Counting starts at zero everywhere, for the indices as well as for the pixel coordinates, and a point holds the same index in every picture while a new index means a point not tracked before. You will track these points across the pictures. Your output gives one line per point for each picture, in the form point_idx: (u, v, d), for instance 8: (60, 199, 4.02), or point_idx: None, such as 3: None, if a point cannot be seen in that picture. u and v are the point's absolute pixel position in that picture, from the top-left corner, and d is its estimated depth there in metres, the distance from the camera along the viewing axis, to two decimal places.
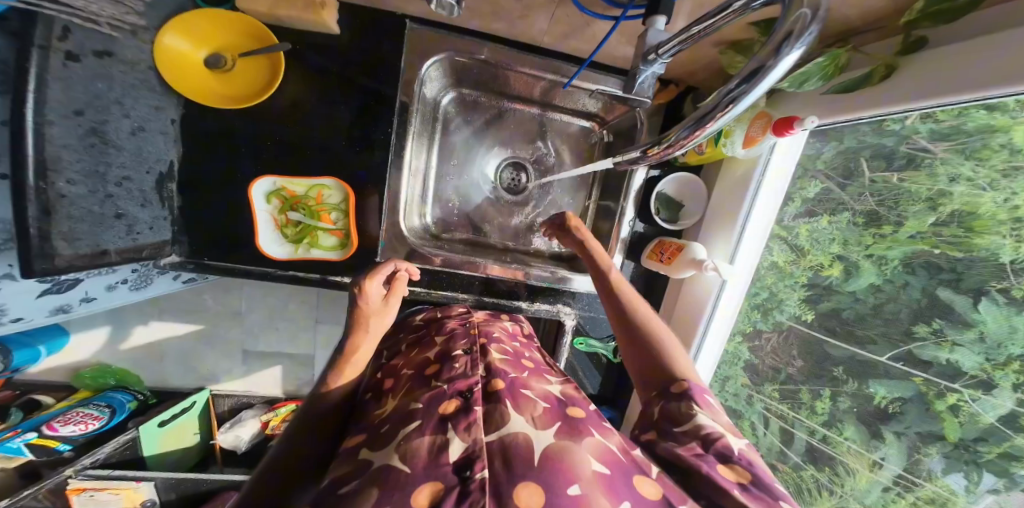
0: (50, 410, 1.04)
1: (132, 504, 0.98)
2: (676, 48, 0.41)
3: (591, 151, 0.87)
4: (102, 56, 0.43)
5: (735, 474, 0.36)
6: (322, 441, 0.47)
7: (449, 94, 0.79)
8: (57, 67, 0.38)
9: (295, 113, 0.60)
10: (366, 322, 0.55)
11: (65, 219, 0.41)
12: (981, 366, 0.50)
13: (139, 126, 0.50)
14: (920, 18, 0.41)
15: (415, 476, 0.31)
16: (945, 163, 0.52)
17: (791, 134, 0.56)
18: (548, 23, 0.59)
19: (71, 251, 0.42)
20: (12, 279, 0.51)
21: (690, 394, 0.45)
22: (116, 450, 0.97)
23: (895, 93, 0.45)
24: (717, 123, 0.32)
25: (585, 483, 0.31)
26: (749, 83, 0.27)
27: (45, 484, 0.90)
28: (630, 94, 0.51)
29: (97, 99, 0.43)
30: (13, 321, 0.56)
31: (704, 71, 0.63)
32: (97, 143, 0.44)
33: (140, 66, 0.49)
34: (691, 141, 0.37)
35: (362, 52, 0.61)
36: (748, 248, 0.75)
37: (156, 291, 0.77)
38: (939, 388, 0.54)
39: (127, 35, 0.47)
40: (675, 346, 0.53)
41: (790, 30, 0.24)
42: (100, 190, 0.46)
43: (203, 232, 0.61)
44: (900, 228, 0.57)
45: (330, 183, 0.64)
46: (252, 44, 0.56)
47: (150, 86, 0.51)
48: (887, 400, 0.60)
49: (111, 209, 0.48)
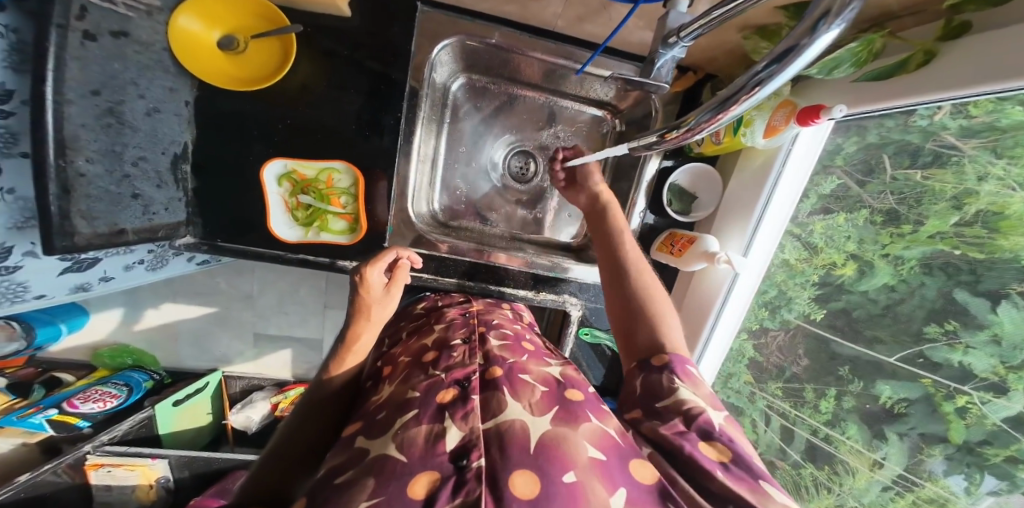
0: (70, 387, 1.08)
1: (148, 481, 1.01)
2: (698, 31, 0.38)
3: (602, 142, 0.86)
4: (118, 37, 0.43)
5: (715, 451, 0.35)
6: (326, 429, 0.50)
7: (459, 80, 0.78)
8: (75, 46, 0.37)
9: (305, 96, 0.60)
10: (369, 309, 0.57)
11: (84, 198, 0.41)
12: (994, 369, 0.49)
13: (154, 107, 0.51)
14: (965, 1, 0.38)
15: (411, 466, 0.32)
16: (973, 161, 0.49)
17: (816, 124, 0.53)
18: (563, 7, 0.57)
19: (89, 229, 0.43)
20: (35, 256, 0.53)
21: (670, 367, 0.45)
22: (133, 428, 1.00)
23: (931, 83, 0.43)
24: (743, 106, 0.29)
25: (580, 470, 0.31)
26: (778, 66, 0.23)
27: (65, 460, 0.91)
28: (647, 78, 0.48)
29: (113, 79, 0.43)
30: (36, 298, 0.58)
31: (726, 56, 0.60)
32: (113, 123, 0.44)
33: (154, 47, 0.49)
34: (712, 125, 0.35)
35: (372, 35, 0.60)
36: (765, 240, 0.72)
37: (172, 272, 0.79)
38: (948, 390, 0.54)
39: (143, 15, 0.47)
40: (668, 319, 0.52)
41: (827, 8, 0.20)
42: (117, 169, 0.47)
43: (216, 214, 0.62)
44: (921, 227, 0.55)
45: (340, 167, 0.64)
46: (264, 26, 0.55)
47: (164, 67, 0.51)
48: (892, 400, 0.60)
49: (128, 189, 0.49)
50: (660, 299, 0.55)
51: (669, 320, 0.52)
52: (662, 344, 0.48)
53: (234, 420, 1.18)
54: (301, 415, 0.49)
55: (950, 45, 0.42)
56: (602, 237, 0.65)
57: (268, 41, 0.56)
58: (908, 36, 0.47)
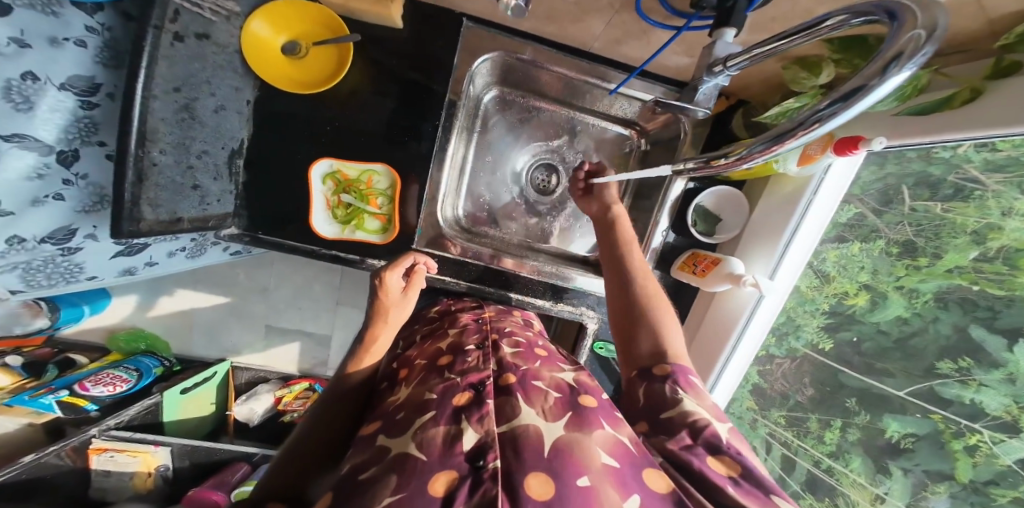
0: (83, 369, 1.10)
1: (148, 468, 1.00)
2: (743, 64, 0.41)
3: (625, 160, 0.88)
4: (201, 39, 0.47)
5: (725, 466, 0.35)
6: (344, 422, 0.51)
7: (491, 92, 0.80)
8: (166, 46, 0.41)
9: (354, 101, 0.63)
10: (387, 312, 0.62)
11: (154, 186, 0.44)
12: (1006, 408, 0.51)
13: (221, 105, 0.54)
14: (1018, 42, 0.37)
15: (430, 464, 0.32)
16: (999, 197, 0.50)
17: (853, 155, 0.53)
18: (603, 28, 0.59)
19: (153, 216, 0.46)
20: (94, 239, 0.59)
21: (673, 376, 0.45)
22: (140, 413, 1.02)
23: (979, 117, 0.41)
24: (799, 140, 0.30)
25: (594, 475, 0.31)
26: (842, 105, 0.24)
27: (71, 442, 0.91)
28: (687, 105, 0.52)
29: (192, 78, 0.47)
30: (88, 278, 0.64)
31: (762, 83, 0.63)
32: (186, 118, 0.47)
33: (229, 50, 0.53)
34: (765, 156, 0.36)
35: (419, 48, 0.64)
36: (793, 263, 0.69)
37: (209, 261, 0.83)
38: (958, 428, 0.55)
39: (223, 19, 0.50)
40: (670, 329, 0.53)
41: (901, 49, 0.21)
42: (184, 161, 0.49)
43: (260, 207, 0.64)
44: (937, 261, 0.57)
45: (380, 168, 0.66)
46: (326, 35, 0.59)
47: (234, 69, 0.55)
48: (900, 435, 0.62)
49: (190, 179, 0.51)
50: (663, 309, 0.56)
51: (671, 329, 0.53)
52: (664, 353, 0.49)
53: (237, 412, 1.17)
54: (322, 408, 0.50)
55: (998, 84, 0.41)
56: (609, 249, 0.67)
57: (327, 49, 0.60)
58: (952, 72, 0.46)
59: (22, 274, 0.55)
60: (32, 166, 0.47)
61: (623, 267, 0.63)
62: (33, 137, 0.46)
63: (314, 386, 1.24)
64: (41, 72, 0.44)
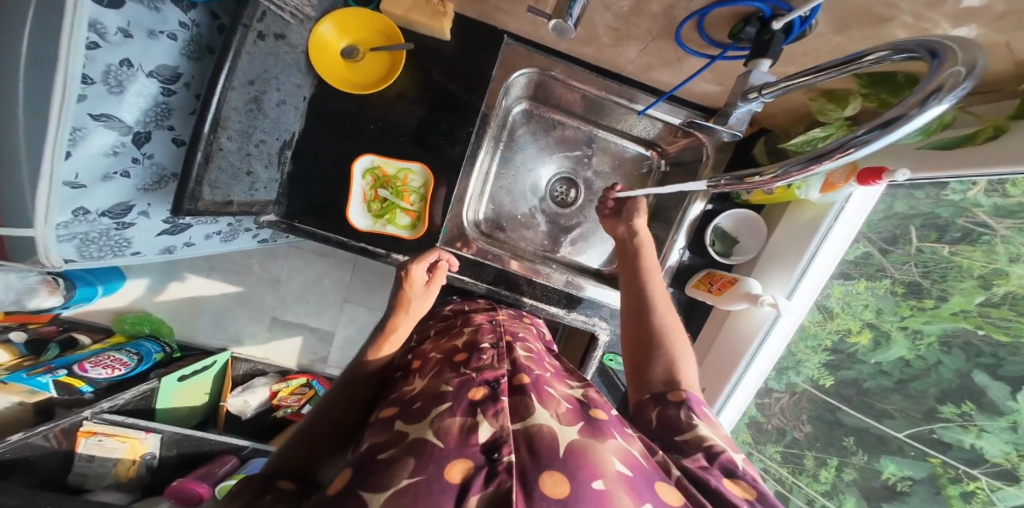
0: (84, 350, 1.09)
1: (134, 456, 0.94)
2: (780, 92, 0.45)
3: (642, 180, 0.90)
4: (278, 39, 0.53)
5: (740, 488, 0.33)
6: (354, 405, 0.52)
7: (520, 105, 0.83)
8: (249, 43, 0.47)
9: (398, 104, 0.67)
10: (409, 304, 0.64)
11: (216, 169, 0.50)
12: (1006, 456, 0.53)
13: (283, 100, 0.59)
14: None
15: (448, 451, 0.32)
16: (1006, 242, 0.53)
17: (876, 186, 0.56)
18: (637, 54, 0.63)
19: (210, 197, 0.51)
20: (146, 217, 0.64)
21: (687, 403, 0.45)
22: (135, 398, 0.99)
23: (1006, 152, 0.42)
24: (834, 163, 0.33)
25: (609, 480, 0.30)
26: (882, 131, 0.26)
27: (62, 423, 0.86)
28: (722, 126, 0.57)
29: (264, 73, 0.52)
30: (133, 254, 0.68)
31: (786, 113, 0.66)
32: (253, 109, 0.53)
33: (297, 50, 0.58)
34: (801, 175, 0.38)
35: (463, 61, 0.68)
36: (811, 285, 0.69)
37: (239, 246, 0.87)
38: (957, 473, 0.58)
39: (299, 22, 0.56)
40: (685, 361, 0.53)
41: (940, 84, 0.23)
42: (243, 148, 0.54)
43: (301, 195, 0.67)
44: (942, 304, 0.59)
45: (415, 168, 0.69)
46: (382, 42, 0.64)
47: (298, 67, 0.60)
48: (897, 478, 0.64)
49: (246, 165, 0.56)
50: (681, 339, 0.57)
51: (685, 361, 0.53)
52: (677, 381, 0.49)
53: (230, 404, 1.14)
54: (339, 389, 0.52)
55: (1021, 123, 0.42)
56: (629, 270, 0.68)
57: (380, 54, 0.65)
58: (978, 112, 0.47)
59: (78, 245, 0.59)
60: (110, 144, 0.54)
61: (640, 288, 0.64)
62: (118, 118, 0.53)
63: (311, 383, 1.23)
64: (136, 60, 0.51)
